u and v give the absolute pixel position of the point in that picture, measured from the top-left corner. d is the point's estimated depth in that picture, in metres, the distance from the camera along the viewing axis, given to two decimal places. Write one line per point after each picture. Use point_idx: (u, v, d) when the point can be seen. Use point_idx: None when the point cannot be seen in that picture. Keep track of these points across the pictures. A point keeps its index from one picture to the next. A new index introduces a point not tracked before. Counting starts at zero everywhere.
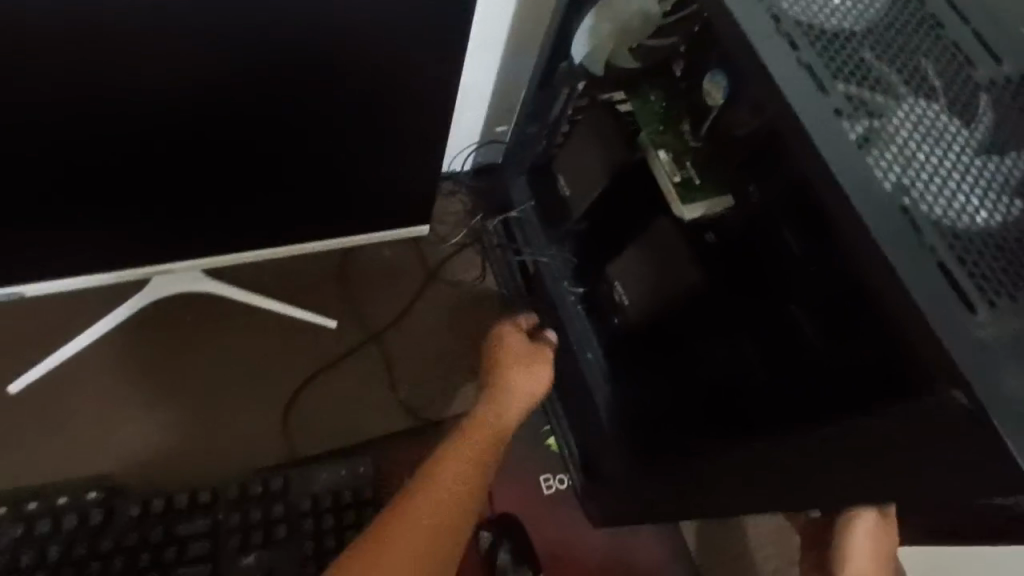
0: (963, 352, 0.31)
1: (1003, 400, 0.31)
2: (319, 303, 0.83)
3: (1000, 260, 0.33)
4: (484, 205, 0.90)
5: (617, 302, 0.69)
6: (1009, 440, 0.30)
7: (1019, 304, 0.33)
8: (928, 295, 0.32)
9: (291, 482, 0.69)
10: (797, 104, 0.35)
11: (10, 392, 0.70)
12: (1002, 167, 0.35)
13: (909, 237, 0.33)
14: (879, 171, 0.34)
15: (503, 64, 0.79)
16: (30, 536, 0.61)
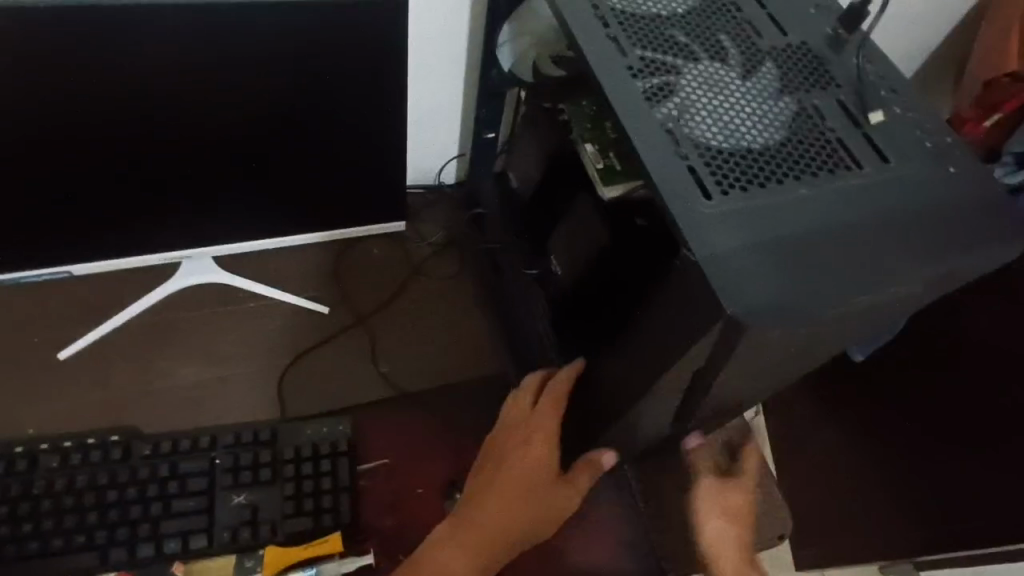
0: (688, 220, 0.43)
1: (712, 249, 0.42)
2: (313, 291, 0.95)
3: (744, 165, 0.46)
4: (459, 208, 1.02)
5: (553, 273, 0.80)
6: (710, 278, 0.41)
7: (750, 194, 0.45)
8: (677, 187, 0.44)
9: (278, 434, 0.81)
10: (601, 64, 0.49)
11: (60, 357, 0.85)
12: (765, 105, 0.49)
13: (668, 149, 0.46)
14: (653, 101, 0.48)
15: (466, 87, 0.93)
16: (64, 465, 0.74)
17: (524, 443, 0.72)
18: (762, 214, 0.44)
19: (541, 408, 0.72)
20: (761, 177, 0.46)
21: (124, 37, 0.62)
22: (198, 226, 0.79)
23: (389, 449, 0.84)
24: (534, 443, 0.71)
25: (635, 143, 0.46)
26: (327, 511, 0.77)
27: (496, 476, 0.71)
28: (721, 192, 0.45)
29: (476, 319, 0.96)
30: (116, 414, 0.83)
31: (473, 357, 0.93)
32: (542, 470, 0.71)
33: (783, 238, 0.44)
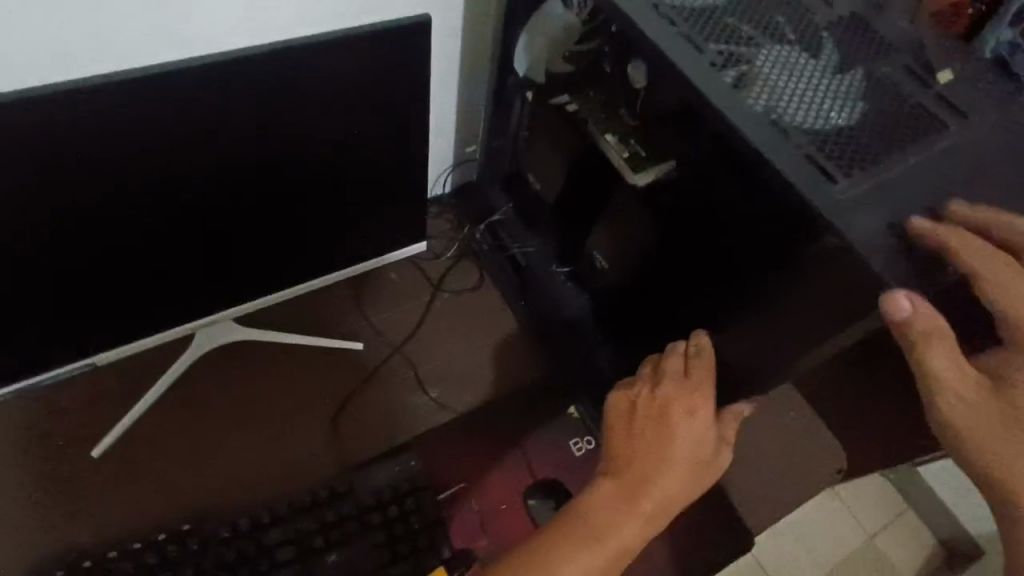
0: (822, 199, 0.51)
1: (849, 221, 0.50)
2: (342, 330, 0.93)
3: (846, 138, 0.54)
4: (467, 217, 1.01)
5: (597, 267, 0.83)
6: (859, 247, 0.49)
7: (862, 163, 0.53)
8: (800, 171, 0.52)
9: (352, 483, 0.79)
10: (688, 67, 0.56)
11: (96, 454, 0.79)
12: (842, 79, 0.57)
13: (782, 139, 0.53)
14: (752, 100, 0.55)
15: (460, 96, 0.93)
16: (140, 569, 0.71)
17: (682, 403, 0.65)
18: (876, 179, 0.52)
19: (693, 374, 0.67)
20: (864, 145, 0.54)
21: (122, 118, 0.55)
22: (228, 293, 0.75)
23: (462, 474, 0.83)
24: (697, 408, 0.65)
25: (756, 144, 0.53)
26: (425, 549, 0.77)
27: (653, 432, 0.64)
28: (844, 174, 0.52)
29: (512, 325, 0.95)
30: (173, 503, 0.78)
31: (518, 363, 0.93)
32: (699, 426, 0.65)
33: (897, 196, 0.52)
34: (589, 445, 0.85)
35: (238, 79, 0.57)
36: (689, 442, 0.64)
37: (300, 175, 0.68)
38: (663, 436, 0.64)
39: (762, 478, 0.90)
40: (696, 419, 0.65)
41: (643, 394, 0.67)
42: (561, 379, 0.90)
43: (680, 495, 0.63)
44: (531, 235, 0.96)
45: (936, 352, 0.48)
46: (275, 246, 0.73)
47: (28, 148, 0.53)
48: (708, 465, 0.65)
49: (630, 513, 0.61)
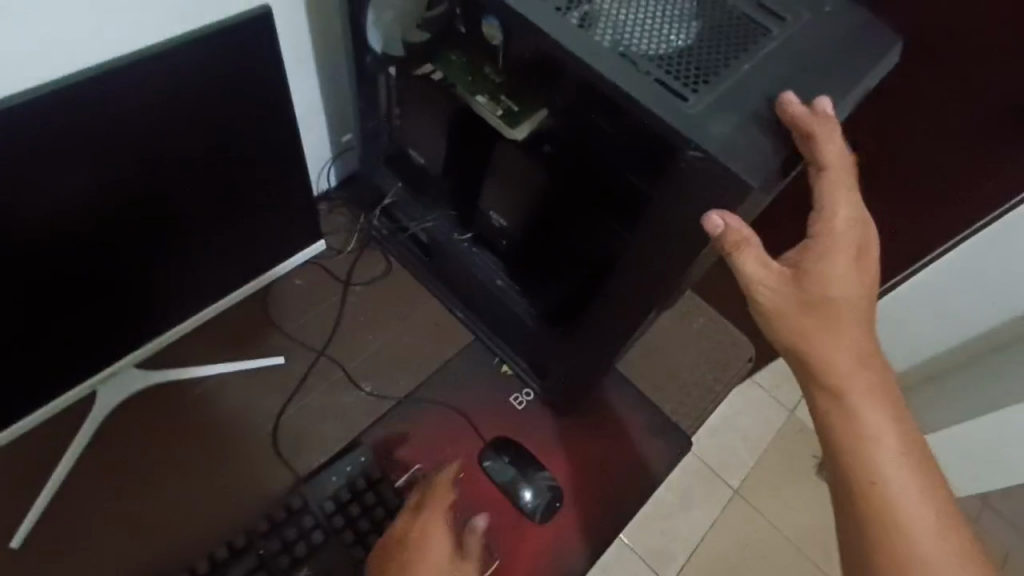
0: (674, 116, 0.54)
1: (701, 130, 0.54)
2: (259, 347, 0.89)
3: (688, 58, 0.59)
4: (362, 205, 1.00)
5: (497, 228, 0.88)
6: (714, 154, 0.52)
7: (705, 77, 0.57)
8: (651, 95, 0.55)
9: (306, 495, 0.78)
10: (533, 13, 0.59)
11: (14, 545, 0.73)
12: (676, 7, 0.62)
13: (631, 68, 0.57)
14: (598, 38, 0.59)
15: (322, 87, 0.90)
16: None
17: (413, 538, 0.69)
18: (721, 89, 0.56)
19: (422, 511, 0.72)
20: (707, 61, 0.58)
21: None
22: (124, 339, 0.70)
23: (414, 454, 0.85)
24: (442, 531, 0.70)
25: (608, 76, 0.56)
26: None
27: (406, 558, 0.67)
28: (691, 90, 0.56)
29: (430, 302, 0.96)
30: (119, 568, 0.74)
31: (443, 337, 0.94)
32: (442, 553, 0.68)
33: (742, 101, 0.56)
34: (528, 397, 0.91)
35: (74, 109, 0.53)
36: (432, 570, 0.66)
37: (168, 200, 0.64)
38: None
39: (688, 383, 0.98)
40: (434, 547, 0.68)
41: (388, 544, 0.70)
42: (489, 339, 0.93)
43: None
44: (425, 211, 0.95)
45: (747, 260, 0.54)
46: (163, 276, 0.70)
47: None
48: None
49: None
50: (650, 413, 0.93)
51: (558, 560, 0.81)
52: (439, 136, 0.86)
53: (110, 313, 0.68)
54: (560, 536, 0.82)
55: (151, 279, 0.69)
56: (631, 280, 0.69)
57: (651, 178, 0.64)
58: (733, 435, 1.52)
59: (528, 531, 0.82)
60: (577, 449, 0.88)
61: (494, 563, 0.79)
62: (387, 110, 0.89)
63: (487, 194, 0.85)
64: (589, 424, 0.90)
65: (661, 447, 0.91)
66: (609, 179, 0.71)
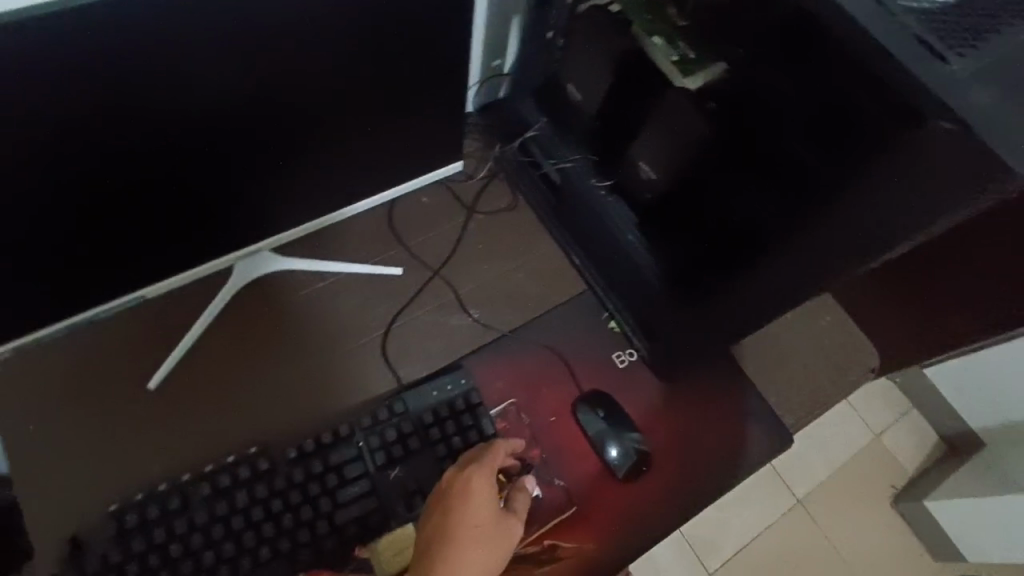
0: (939, 82, 0.52)
1: (969, 101, 0.51)
2: (380, 255, 0.92)
3: (954, 20, 0.56)
4: (499, 134, 0.98)
5: (643, 179, 0.89)
6: (982, 127, 0.50)
7: (974, 44, 0.54)
8: (914, 57, 0.53)
9: (409, 401, 0.81)
10: None
11: (150, 387, 0.80)
12: None
13: (895, 26, 0.55)
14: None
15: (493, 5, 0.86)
16: (216, 490, 0.73)
17: (458, 491, 0.72)
18: (991, 56, 0.54)
19: (470, 466, 0.74)
20: (974, 26, 0.56)
21: (165, 19, 0.51)
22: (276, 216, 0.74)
23: (512, 388, 0.86)
24: (490, 485, 0.73)
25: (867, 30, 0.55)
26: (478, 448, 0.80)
27: (459, 507, 0.71)
28: (957, 54, 0.53)
29: (548, 244, 0.94)
30: (233, 432, 0.80)
31: (556, 281, 0.93)
32: (483, 511, 0.71)
33: (1013, 72, 0.53)
34: (631, 356, 0.89)
35: None
36: (477, 524, 0.70)
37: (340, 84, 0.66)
38: (453, 523, 0.70)
39: (797, 378, 0.93)
40: (480, 502, 0.72)
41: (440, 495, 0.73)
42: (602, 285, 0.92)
43: (488, 560, 0.70)
44: (567, 148, 0.96)
45: None
46: (317, 164, 0.72)
47: (70, 57, 0.49)
48: (514, 533, 0.72)
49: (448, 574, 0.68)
50: (757, 398, 0.89)
51: (636, 519, 0.80)
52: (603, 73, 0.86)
53: (262, 189, 0.71)
54: (642, 499, 0.81)
55: (307, 164, 0.71)
56: (823, 244, 0.68)
57: (829, 163, 0.67)
58: (811, 447, 1.45)
59: (612, 487, 0.81)
60: (674, 419, 0.86)
61: (573, 509, 0.80)
62: (546, 40, 0.89)
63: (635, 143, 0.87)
64: (689, 397, 0.88)
65: (761, 435, 0.87)
66: (778, 157, 0.73)
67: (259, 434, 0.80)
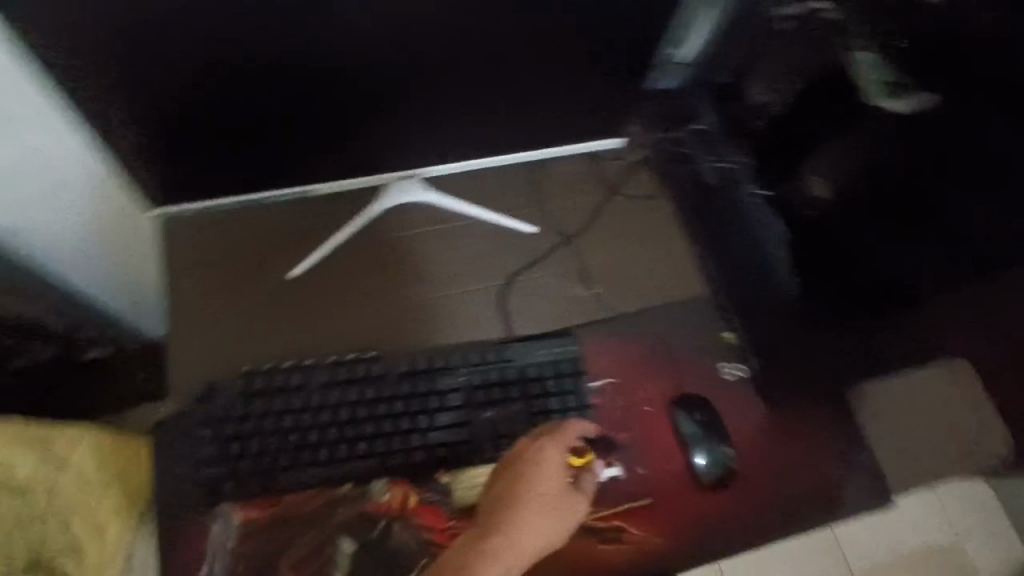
0: None
1: None
2: (519, 211, 0.95)
3: None
4: (664, 117, 0.95)
5: (810, 197, 0.83)
6: None
7: None
8: None
9: (517, 350, 0.84)
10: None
11: (292, 274, 0.87)
12: None
13: None
14: None
15: None
16: (332, 380, 0.79)
17: (528, 459, 0.74)
18: None
19: (541, 437, 0.75)
20: None
21: None
22: (446, 123, 0.84)
23: (614, 369, 0.86)
24: (558, 462, 0.74)
25: None
26: (572, 411, 0.82)
27: (527, 478, 0.72)
28: None
29: (682, 243, 0.94)
30: (351, 338, 0.85)
31: (680, 277, 0.93)
32: (550, 484, 0.72)
33: None
34: (739, 371, 0.87)
35: None
36: (544, 492, 0.72)
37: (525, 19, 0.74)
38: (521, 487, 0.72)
39: None
40: (548, 471, 0.73)
41: (510, 459, 0.75)
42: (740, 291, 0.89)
43: (549, 532, 0.71)
44: (730, 149, 0.93)
45: None
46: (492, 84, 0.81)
47: None
48: (578, 512, 0.73)
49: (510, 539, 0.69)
50: (862, 446, 0.85)
51: (706, 528, 0.79)
52: (800, 72, 0.82)
53: (440, 98, 0.80)
54: (719, 510, 0.80)
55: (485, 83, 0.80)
56: None
57: None
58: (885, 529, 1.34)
59: (689, 489, 0.81)
60: (768, 443, 0.84)
61: (646, 500, 0.80)
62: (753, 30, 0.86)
63: (819, 156, 0.81)
64: (790, 425, 0.85)
65: (854, 481, 0.83)
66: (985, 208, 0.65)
67: (376, 342, 0.85)
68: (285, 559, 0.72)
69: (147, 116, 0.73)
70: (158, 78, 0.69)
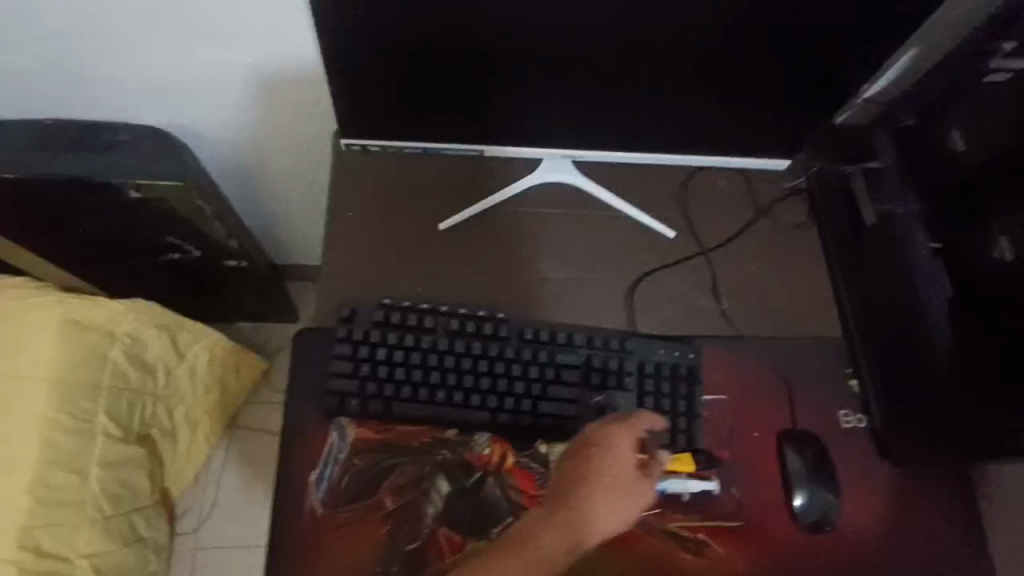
0: None
1: None
2: (662, 213, 0.95)
3: None
4: (833, 151, 0.92)
5: (988, 256, 0.78)
6: None
7: None
8: None
9: (639, 346, 0.84)
10: None
11: (440, 227, 0.92)
12: None
13: None
14: None
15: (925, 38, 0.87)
16: (461, 330, 0.82)
17: (594, 446, 0.72)
18: None
19: (609, 426, 0.73)
20: None
21: None
22: (622, 115, 0.86)
23: (728, 388, 0.85)
24: (623, 451, 0.72)
25: None
26: (681, 418, 0.81)
27: (592, 468, 0.71)
28: None
29: (823, 281, 0.92)
30: (482, 297, 0.89)
31: (816, 312, 0.90)
32: (615, 472, 0.71)
33: None
34: (857, 422, 0.84)
35: None
36: (610, 475, 0.70)
37: (727, 24, 0.76)
38: (586, 468, 0.70)
39: None
40: (614, 461, 0.71)
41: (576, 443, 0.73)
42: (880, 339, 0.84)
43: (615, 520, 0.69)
44: (904, 193, 0.88)
45: None
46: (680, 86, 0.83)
47: None
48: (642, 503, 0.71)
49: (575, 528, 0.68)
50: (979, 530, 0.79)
51: (794, 568, 0.77)
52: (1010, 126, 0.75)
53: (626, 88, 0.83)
54: (811, 553, 0.77)
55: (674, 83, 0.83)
56: None
57: None
58: None
59: (783, 523, 0.79)
60: (877, 501, 0.80)
61: (738, 522, 0.78)
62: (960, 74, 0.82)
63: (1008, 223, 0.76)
64: (904, 489, 0.81)
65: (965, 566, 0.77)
66: None
67: (504, 306, 0.89)
68: (386, 484, 0.76)
69: (370, 50, 0.79)
70: (391, 24, 0.77)
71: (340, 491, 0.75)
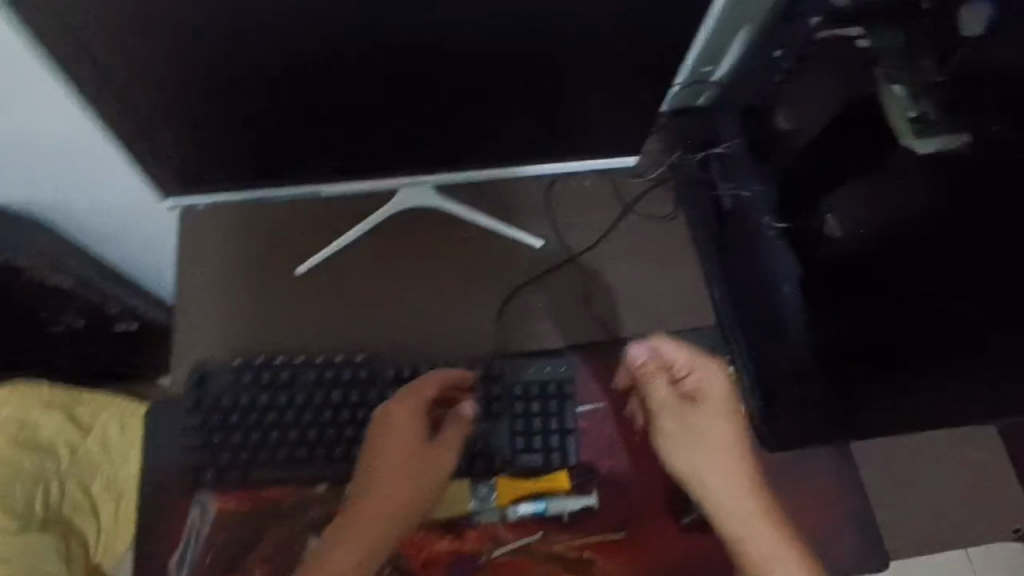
0: None
1: None
2: (524, 223, 0.93)
3: None
4: (681, 142, 0.93)
5: (822, 232, 0.85)
6: None
7: None
8: None
9: (507, 368, 0.82)
10: None
11: (297, 273, 0.88)
12: None
13: None
14: None
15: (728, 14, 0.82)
16: (320, 380, 0.79)
17: (385, 423, 0.77)
18: None
19: (399, 401, 0.78)
20: None
21: None
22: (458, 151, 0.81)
23: (604, 394, 0.84)
24: (411, 418, 0.77)
25: None
26: (554, 437, 0.79)
27: (387, 446, 0.76)
28: None
29: (693, 270, 0.90)
30: (347, 337, 0.86)
31: (688, 306, 0.89)
32: (410, 440, 0.76)
33: None
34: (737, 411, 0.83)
35: None
36: (402, 444, 0.76)
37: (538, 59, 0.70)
38: (381, 447, 0.76)
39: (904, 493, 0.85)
40: (404, 431, 0.76)
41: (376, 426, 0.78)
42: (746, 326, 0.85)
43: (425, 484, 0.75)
44: (748, 175, 0.90)
45: None
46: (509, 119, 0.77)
47: None
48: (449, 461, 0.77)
49: (390, 502, 0.74)
50: (860, 504, 0.80)
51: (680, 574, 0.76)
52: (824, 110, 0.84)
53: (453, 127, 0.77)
54: (697, 555, 0.77)
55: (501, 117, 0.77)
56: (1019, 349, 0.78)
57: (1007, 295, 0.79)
58: None
59: (667, 529, 0.78)
60: None
61: (621, 533, 0.77)
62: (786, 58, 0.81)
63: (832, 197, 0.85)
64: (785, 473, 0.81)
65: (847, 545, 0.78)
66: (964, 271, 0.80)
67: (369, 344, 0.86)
68: (255, 554, 0.74)
69: (162, 120, 0.70)
70: (167, 103, 0.68)
71: (207, 569, 0.73)
